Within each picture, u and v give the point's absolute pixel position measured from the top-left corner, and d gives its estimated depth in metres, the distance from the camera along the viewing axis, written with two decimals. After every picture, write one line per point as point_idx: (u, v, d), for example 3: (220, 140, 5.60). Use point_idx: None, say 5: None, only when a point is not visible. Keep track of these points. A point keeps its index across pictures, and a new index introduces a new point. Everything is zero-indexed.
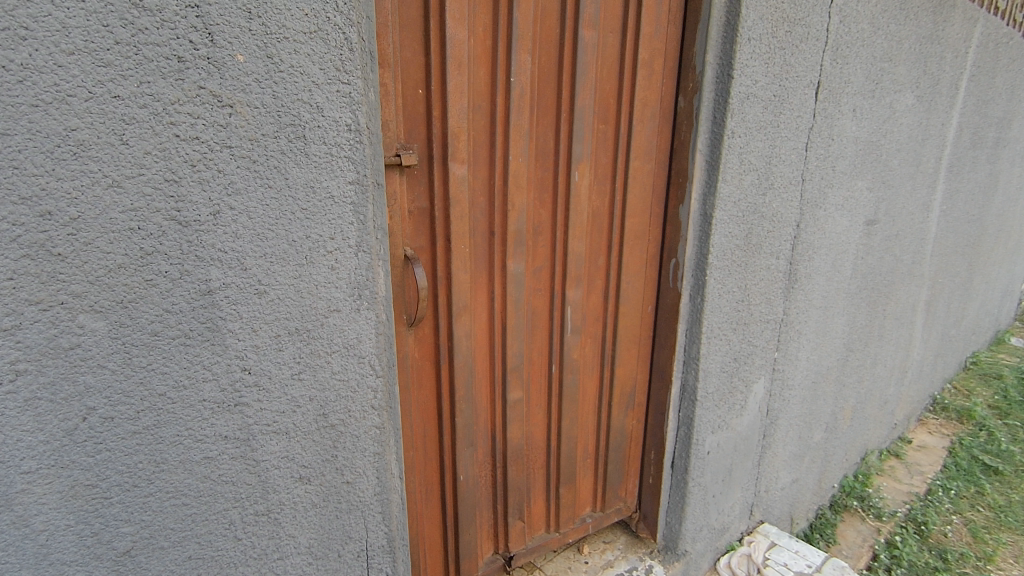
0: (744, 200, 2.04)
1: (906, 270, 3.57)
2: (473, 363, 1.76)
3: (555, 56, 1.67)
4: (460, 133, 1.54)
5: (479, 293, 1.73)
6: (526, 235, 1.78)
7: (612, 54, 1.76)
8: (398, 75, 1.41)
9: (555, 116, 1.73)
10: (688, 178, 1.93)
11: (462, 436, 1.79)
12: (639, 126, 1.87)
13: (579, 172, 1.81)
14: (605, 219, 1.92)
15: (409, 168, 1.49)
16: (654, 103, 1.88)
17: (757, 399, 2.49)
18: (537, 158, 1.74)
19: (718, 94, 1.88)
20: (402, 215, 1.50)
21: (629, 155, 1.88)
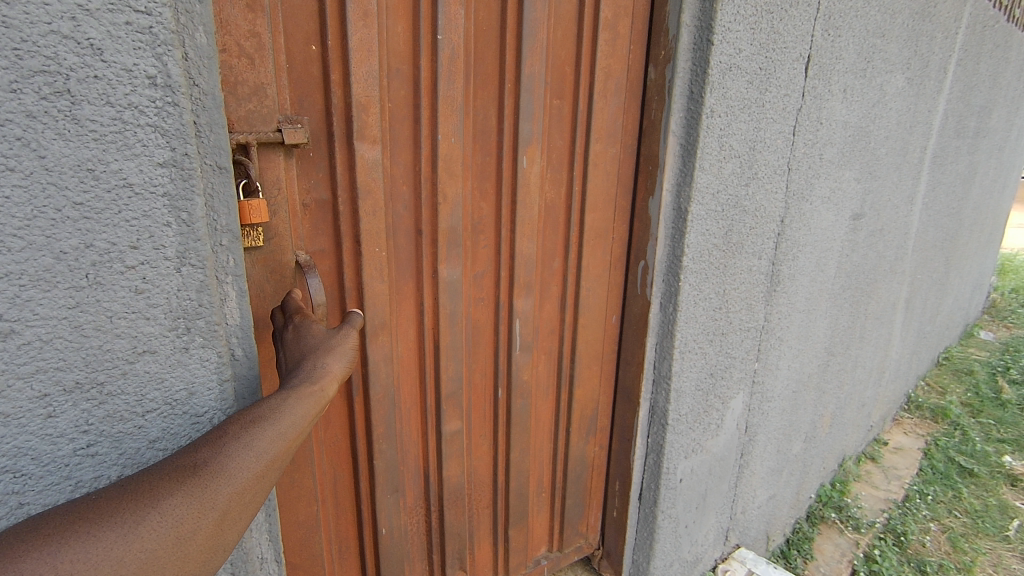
0: (724, 192, 1.75)
1: (889, 267, 3.35)
2: (396, 392, 1.44)
3: (496, 12, 1.33)
4: (370, 105, 1.19)
5: (401, 306, 1.41)
6: (462, 236, 1.46)
7: (568, 12, 1.42)
8: (274, 21, 1.06)
9: (497, 88, 1.40)
10: (659, 166, 1.61)
11: (384, 479, 1.47)
12: (601, 102, 1.53)
13: (528, 158, 1.48)
14: (560, 214, 1.60)
15: (299, 148, 1.14)
16: (620, 74, 1.53)
17: (735, 416, 2.23)
18: (475, 141, 1.41)
19: (695, 65, 1.54)
20: (292, 213, 1.17)
21: (590, 137, 1.55)
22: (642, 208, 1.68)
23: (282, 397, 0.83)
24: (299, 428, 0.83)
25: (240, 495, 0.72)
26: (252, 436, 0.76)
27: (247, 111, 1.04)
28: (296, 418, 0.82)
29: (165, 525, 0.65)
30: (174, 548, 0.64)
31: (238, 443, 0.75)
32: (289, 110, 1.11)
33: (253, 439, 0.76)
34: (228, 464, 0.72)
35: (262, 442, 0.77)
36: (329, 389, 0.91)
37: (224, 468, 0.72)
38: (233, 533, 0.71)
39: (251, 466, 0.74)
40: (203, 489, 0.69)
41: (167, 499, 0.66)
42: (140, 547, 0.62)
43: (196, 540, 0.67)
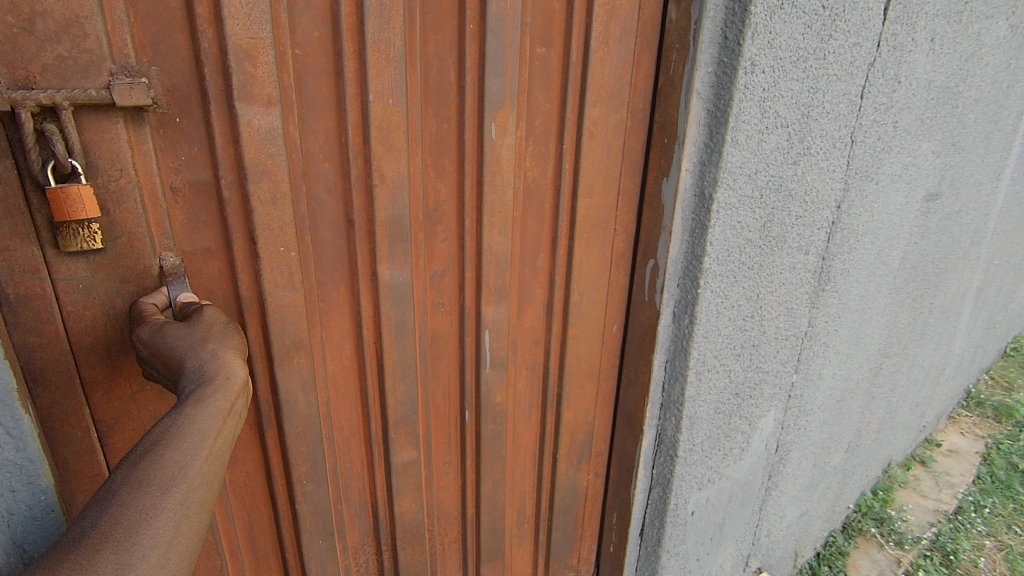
0: (765, 174, 1.35)
1: (962, 254, 2.85)
2: (325, 422, 1.16)
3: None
4: (257, 53, 0.86)
5: (329, 317, 1.11)
6: (410, 228, 1.13)
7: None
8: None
9: (455, 31, 1.03)
10: (677, 138, 1.22)
11: (313, 524, 1.21)
12: (601, 50, 1.14)
13: (499, 127, 1.11)
14: (545, 199, 1.24)
15: (155, 113, 0.82)
16: (627, 11, 1.13)
17: (764, 436, 1.87)
18: (425, 103, 1.06)
19: (733, 0, 1.13)
20: (152, 203, 0.86)
21: (585, 98, 1.17)
22: (653, 193, 1.30)
23: (166, 424, 0.69)
24: (206, 443, 0.70)
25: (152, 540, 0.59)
26: (144, 475, 0.63)
27: (57, 60, 0.73)
28: (196, 435, 0.69)
29: None
30: None
31: (127, 491, 0.62)
32: (133, 59, 0.79)
33: (144, 480, 0.63)
34: (117, 515, 0.59)
35: (162, 476, 0.64)
36: (233, 391, 0.77)
37: (120, 522, 0.59)
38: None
39: (157, 507, 0.61)
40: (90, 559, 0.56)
41: None
42: None
43: None
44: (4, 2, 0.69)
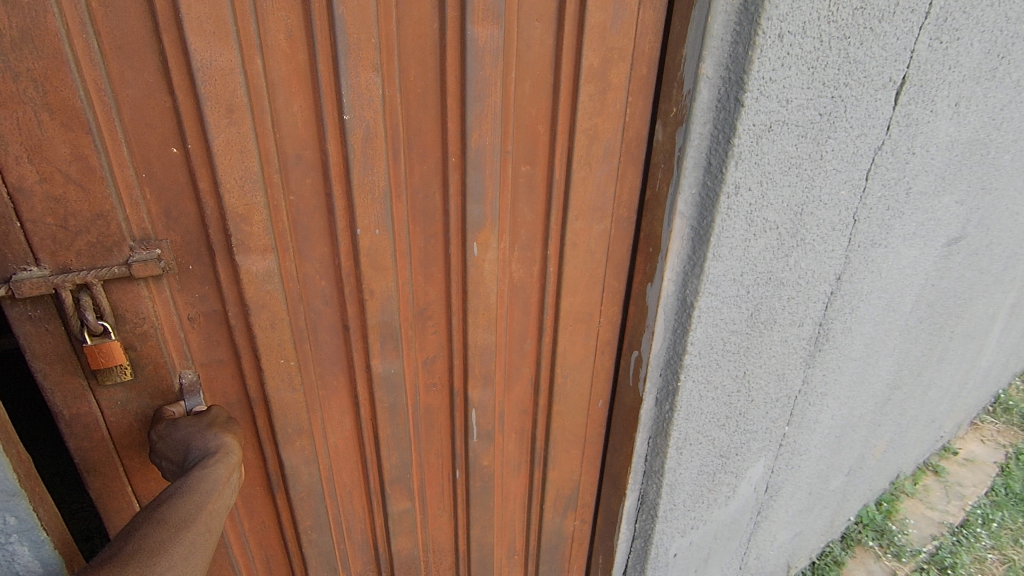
0: (751, 273, 1.38)
1: (993, 280, 2.66)
2: (329, 485, 1.35)
3: (433, 72, 1.02)
4: (252, 214, 0.98)
5: (325, 403, 1.26)
6: (400, 329, 1.25)
7: (539, 60, 1.08)
8: (110, 133, 0.85)
9: (438, 161, 1.11)
10: (661, 251, 1.31)
11: (319, 562, 1.43)
12: (584, 170, 1.19)
13: (481, 244, 1.20)
14: (532, 295, 1.33)
15: (170, 272, 0.97)
16: (610, 135, 1.16)
17: (751, 481, 1.94)
18: (411, 224, 1.15)
19: (718, 129, 1.19)
20: (172, 336, 1.02)
21: (569, 212, 1.23)
22: (638, 292, 1.38)
23: (180, 484, 0.86)
24: (213, 494, 0.86)
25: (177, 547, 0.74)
26: (164, 514, 0.79)
27: (88, 245, 0.88)
28: (205, 489, 0.86)
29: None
30: None
31: (150, 524, 0.77)
32: (151, 231, 0.93)
33: (165, 515, 0.79)
34: (147, 536, 0.74)
35: (179, 514, 0.79)
36: (230, 466, 0.95)
37: (148, 540, 0.73)
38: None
39: (172, 536, 0.75)
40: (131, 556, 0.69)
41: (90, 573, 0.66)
42: None
43: None
44: (44, 208, 0.83)
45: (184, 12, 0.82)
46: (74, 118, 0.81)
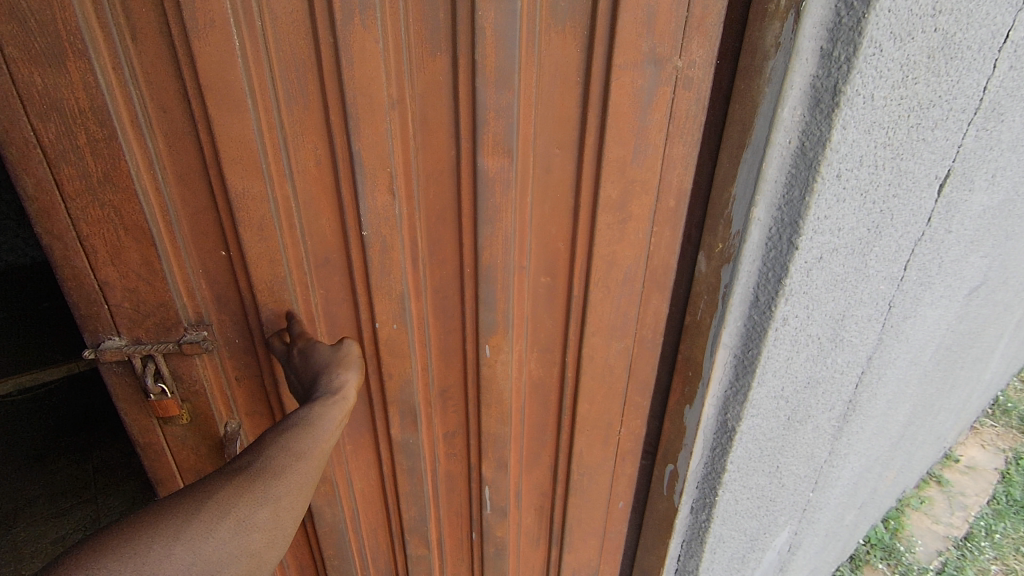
0: (793, 388, 1.28)
1: (1008, 304, 2.25)
2: (353, 522, 1.51)
3: (450, 192, 1.07)
4: (280, 307, 1.12)
5: (345, 456, 1.40)
6: (420, 406, 1.33)
7: (558, 184, 1.07)
8: (172, 242, 1.03)
9: (456, 269, 1.16)
10: (701, 378, 1.23)
11: None
12: (603, 290, 1.16)
13: (493, 347, 1.23)
14: (552, 393, 1.33)
15: (216, 345, 1.16)
16: (631, 260, 1.12)
17: (774, 552, 1.74)
18: (431, 319, 1.22)
19: (768, 267, 1.08)
20: (220, 392, 1.21)
21: (587, 327, 1.21)
22: (674, 410, 1.32)
23: (308, 410, 0.97)
24: (329, 432, 0.97)
25: (289, 490, 0.86)
26: (286, 441, 0.91)
27: (153, 323, 1.08)
28: (324, 424, 0.97)
29: (224, 515, 0.77)
30: (232, 529, 0.77)
31: (274, 449, 0.89)
32: (204, 313, 1.12)
33: (287, 444, 0.90)
34: (270, 467, 0.86)
35: (298, 446, 0.91)
36: (350, 395, 1.05)
37: (267, 469, 0.85)
38: (284, 529, 0.83)
39: (288, 465, 0.88)
40: (251, 485, 0.82)
41: (220, 492, 0.79)
42: (207, 531, 0.74)
43: (256, 520, 0.80)
44: (123, 296, 1.05)
45: (223, 154, 0.96)
46: (143, 235, 1.00)
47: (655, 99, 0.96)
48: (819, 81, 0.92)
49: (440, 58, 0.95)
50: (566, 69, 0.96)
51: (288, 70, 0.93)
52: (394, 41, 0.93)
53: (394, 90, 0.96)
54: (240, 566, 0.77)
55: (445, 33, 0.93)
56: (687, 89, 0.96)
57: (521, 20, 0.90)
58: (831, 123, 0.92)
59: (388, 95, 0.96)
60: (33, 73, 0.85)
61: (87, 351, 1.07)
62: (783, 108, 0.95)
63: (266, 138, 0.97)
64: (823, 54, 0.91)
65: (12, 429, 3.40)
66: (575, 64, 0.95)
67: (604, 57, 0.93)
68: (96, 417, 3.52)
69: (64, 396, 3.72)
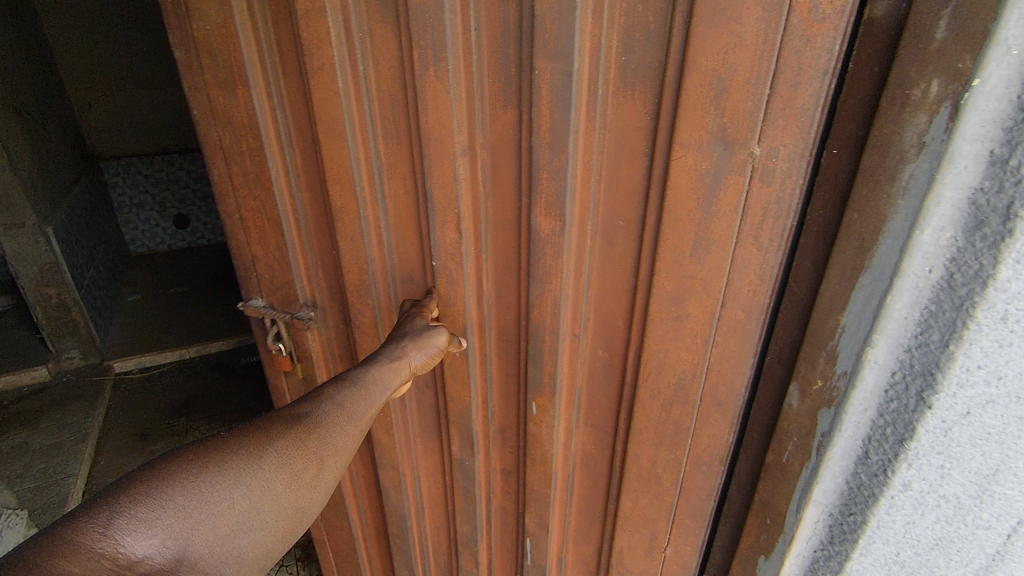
0: (917, 554, 0.85)
1: None
2: (418, 514, 1.57)
3: (512, 244, 1.03)
4: (364, 307, 1.21)
5: (410, 456, 1.47)
6: (478, 434, 1.31)
7: (620, 257, 0.95)
8: (297, 235, 1.20)
9: (514, 321, 1.11)
10: (783, 532, 0.97)
11: (403, 565, 1.71)
12: (654, 387, 1.00)
13: (540, 406, 1.15)
14: (600, 474, 1.20)
15: (322, 326, 1.32)
16: (688, 365, 0.95)
17: None
18: (493, 361, 1.19)
19: (886, 423, 0.79)
20: (325, 364, 1.37)
21: (637, 421, 1.06)
22: (745, 554, 1.07)
23: (367, 370, 0.96)
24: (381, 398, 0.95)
25: (335, 451, 0.85)
26: (340, 398, 0.90)
27: (281, 294, 1.29)
28: (378, 390, 0.95)
29: (279, 467, 0.77)
30: (281, 482, 0.77)
31: (330, 406, 0.88)
32: (317, 298, 1.28)
33: (340, 401, 0.89)
34: (324, 424, 0.85)
35: (351, 406, 0.90)
36: (413, 366, 1.01)
37: (317, 425, 0.84)
38: (324, 487, 0.83)
39: (338, 426, 0.87)
40: (306, 440, 0.81)
41: (277, 442, 0.78)
42: (259, 479, 0.74)
43: (301, 478, 0.79)
44: (264, 267, 1.26)
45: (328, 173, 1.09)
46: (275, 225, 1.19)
47: (724, 189, 0.80)
48: (982, 196, 0.64)
49: (510, 114, 0.92)
50: (630, 139, 0.86)
51: (382, 110, 1.00)
52: (467, 92, 0.92)
53: (465, 137, 0.96)
54: (282, 519, 0.77)
55: (514, 88, 0.89)
56: (765, 182, 0.78)
57: (580, 82, 0.84)
58: (1000, 254, 0.64)
59: (458, 142, 0.96)
60: (220, 98, 1.09)
61: (240, 301, 1.33)
62: (923, 228, 0.68)
63: (361, 164, 1.06)
64: (993, 160, 0.62)
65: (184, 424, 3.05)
66: (642, 135, 0.84)
67: (667, 131, 0.81)
68: (197, 397, 3.28)
69: (174, 381, 3.41)
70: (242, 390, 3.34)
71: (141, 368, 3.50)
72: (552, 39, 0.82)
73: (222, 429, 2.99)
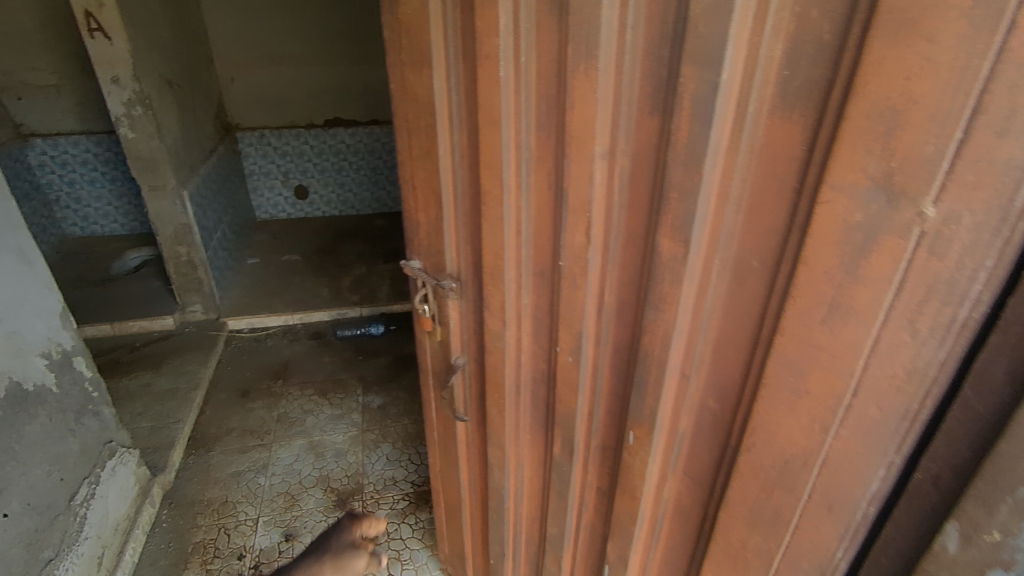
0: None
1: None
2: (510, 502, 1.55)
3: (637, 262, 0.94)
4: (494, 287, 1.20)
5: (507, 451, 1.44)
6: (580, 443, 1.22)
7: (749, 302, 0.80)
8: (454, 209, 1.25)
9: (627, 342, 1.02)
10: None
11: (490, 541, 1.74)
12: (752, 464, 0.86)
13: (637, 438, 1.04)
14: (688, 529, 1.08)
15: (460, 298, 1.37)
16: (801, 445, 0.78)
17: None
18: (604, 377, 1.09)
19: None
20: (459, 333, 1.43)
21: (728, 492, 0.91)
22: None
23: None
24: None
25: None
26: None
27: (433, 260, 1.38)
28: None
29: None
30: None
31: None
32: (462, 271, 1.33)
33: None
34: None
35: None
36: None
37: None
38: None
39: None
40: None
41: None
42: None
43: None
44: (425, 232, 1.37)
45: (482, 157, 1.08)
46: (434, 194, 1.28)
47: (877, 251, 0.63)
48: None
49: (653, 123, 0.82)
50: (778, 170, 0.71)
51: (538, 104, 0.97)
52: (615, 93, 0.84)
53: (606, 141, 0.88)
54: None
55: (663, 94, 0.79)
56: (936, 252, 0.60)
57: (727, 96, 0.71)
58: None
59: (599, 144, 0.88)
60: (413, 77, 1.18)
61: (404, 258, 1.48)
62: None
63: (511, 155, 1.03)
64: None
65: (282, 389, 3.23)
66: (794, 168, 0.70)
67: (819, 168, 0.66)
68: (296, 360, 3.50)
69: (279, 342, 3.65)
70: (334, 360, 3.51)
71: (250, 327, 3.78)
72: (700, 44, 0.70)
73: (314, 394, 3.20)
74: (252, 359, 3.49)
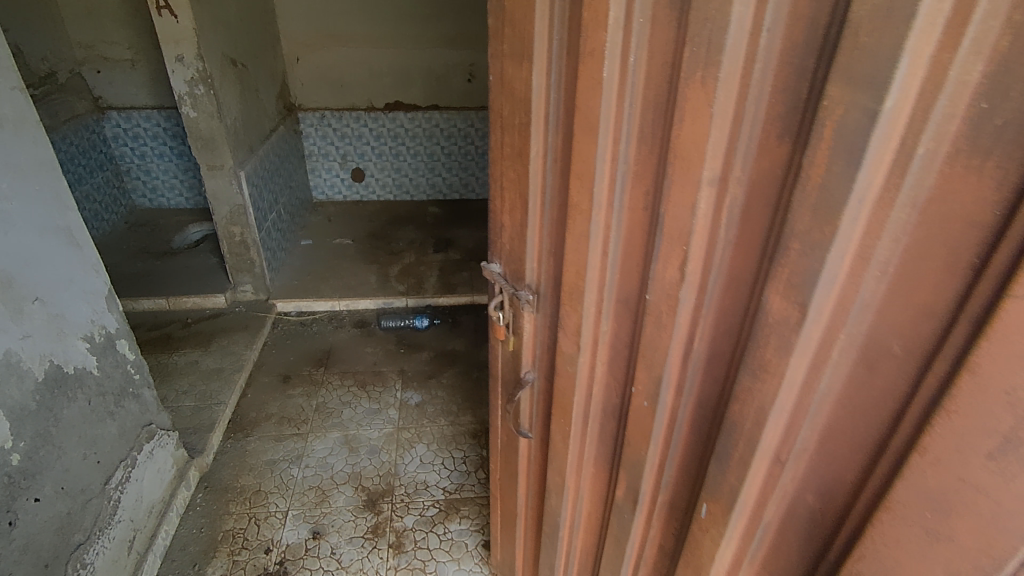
0: None
1: None
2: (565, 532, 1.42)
3: (741, 307, 0.79)
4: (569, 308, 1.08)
5: (567, 479, 1.32)
6: (646, 495, 1.08)
7: (874, 393, 0.68)
8: (540, 218, 1.14)
9: (718, 395, 0.87)
10: None
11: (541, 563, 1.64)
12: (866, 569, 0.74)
13: (710, 512, 0.92)
14: None
15: (536, 311, 1.26)
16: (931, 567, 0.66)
17: None
18: (683, 432, 0.96)
19: None
20: (532, 346, 1.32)
21: None
22: None
23: None
24: None
25: None
26: None
27: (512, 269, 1.28)
28: None
29: None
30: None
31: None
32: (541, 284, 1.21)
33: None
34: None
35: None
36: None
37: None
38: None
39: None
40: None
41: None
42: None
43: None
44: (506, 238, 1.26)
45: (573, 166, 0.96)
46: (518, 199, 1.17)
47: None
48: None
49: (782, 148, 0.68)
50: (945, 239, 0.58)
51: (644, 111, 0.83)
52: (739, 108, 0.70)
53: (719, 165, 0.74)
54: None
55: (802, 115, 0.65)
56: None
57: (889, 132, 0.57)
58: None
59: (709, 168, 0.74)
60: (510, 68, 1.08)
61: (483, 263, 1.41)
62: None
63: (606, 168, 0.90)
64: None
65: (323, 377, 3.21)
66: (972, 241, 0.56)
67: (1015, 247, 0.52)
68: (337, 348, 3.47)
69: (324, 328, 3.65)
70: (376, 351, 3.46)
71: (297, 312, 3.78)
72: (865, 64, 0.56)
73: (353, 386, 3.15)
74: (294, 341, 3.51)
